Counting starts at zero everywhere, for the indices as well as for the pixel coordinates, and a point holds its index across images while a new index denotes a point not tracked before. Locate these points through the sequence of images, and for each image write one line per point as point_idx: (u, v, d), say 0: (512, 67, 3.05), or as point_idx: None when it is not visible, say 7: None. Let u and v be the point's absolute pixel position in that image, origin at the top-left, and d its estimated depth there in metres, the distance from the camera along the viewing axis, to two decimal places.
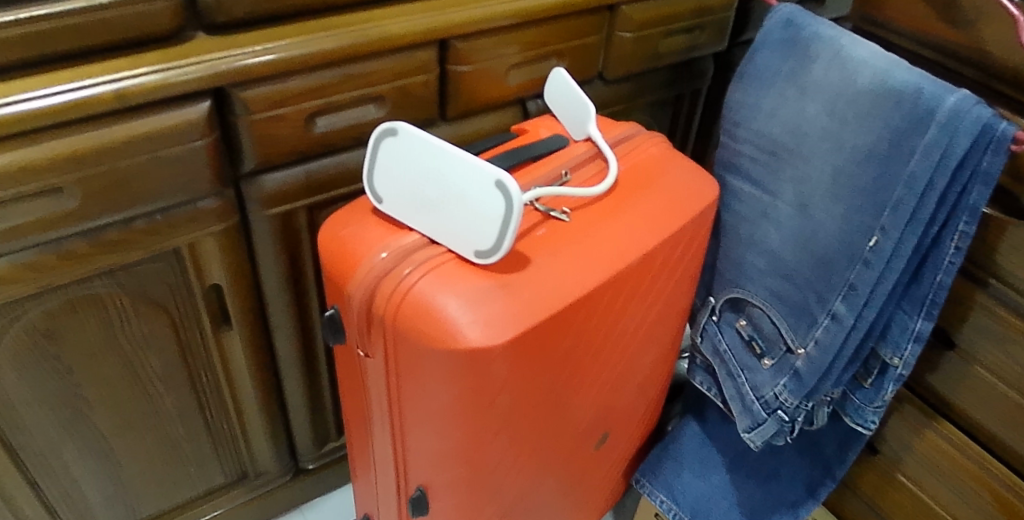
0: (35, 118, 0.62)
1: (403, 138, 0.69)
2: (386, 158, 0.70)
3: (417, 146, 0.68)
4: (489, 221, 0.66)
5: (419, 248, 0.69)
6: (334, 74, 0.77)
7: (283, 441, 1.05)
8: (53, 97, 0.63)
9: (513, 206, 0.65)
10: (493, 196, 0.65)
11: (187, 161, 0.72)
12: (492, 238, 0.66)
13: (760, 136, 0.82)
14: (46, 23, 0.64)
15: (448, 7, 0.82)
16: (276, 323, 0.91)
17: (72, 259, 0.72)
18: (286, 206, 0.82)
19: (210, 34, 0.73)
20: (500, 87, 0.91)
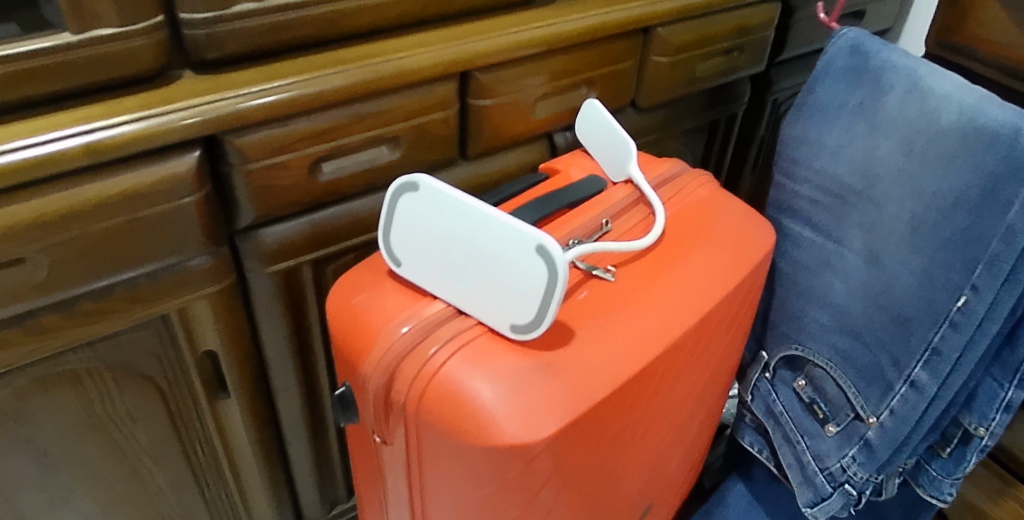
0: None
1: (423, 192, 0.59)
2: (404, 215, 0.61)
3: (440, 202, 0.59)
4: (529, 292, 0.57)
5: (444, 321, 0.60)
6: (342, 113, 0.68)
7: (288, 507, 0.95)
8: (12, 155, 0.53)
9: (557, 276, 0.56)
10: (533, 263, 0.56)
11: (174, 219, 0.63)
12: (533, 312, 0.57)
13: (823, 177, 0.73)
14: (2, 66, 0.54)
15: (467, 35, 0.73)
16: (278, 388, 0.81)
17: (43, 334, 0.62)
18: (287, 263, 0.73)
19: (199, 72, 0.64)
20: (525, 121, 0.82)
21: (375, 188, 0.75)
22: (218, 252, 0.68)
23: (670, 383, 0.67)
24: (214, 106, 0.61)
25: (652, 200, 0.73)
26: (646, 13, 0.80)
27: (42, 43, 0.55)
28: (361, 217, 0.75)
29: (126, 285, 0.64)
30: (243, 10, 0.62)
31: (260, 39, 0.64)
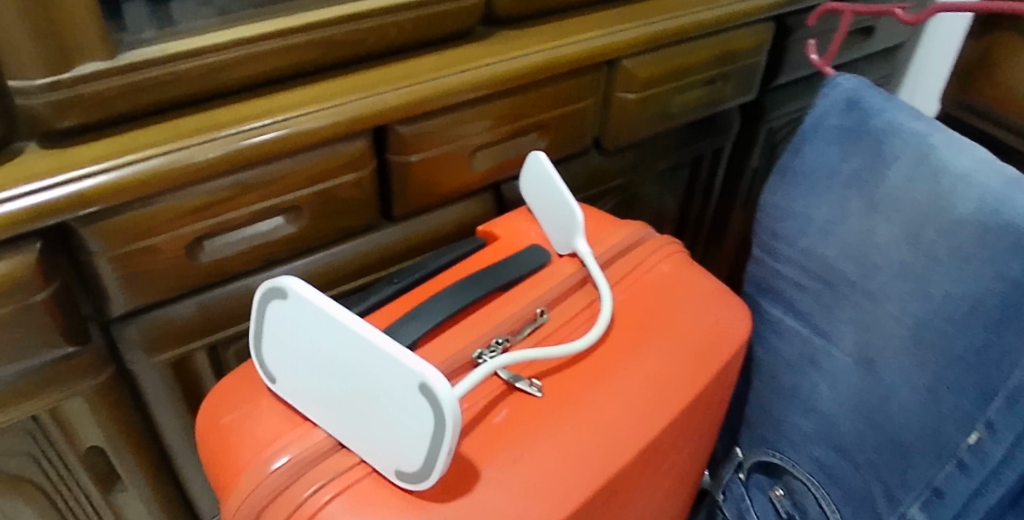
0: None
1: (291, 300, 0.48)
2: (276, 323, 0.50)
3: (309, 313, 0.48)
4: (415, 436, 0.46)
5: (321, 456, 0.49)
6: (220, 190, 0.57)
7: None
8: None
9: (444, 422, 0.44)
10: (417, 403, 0.45)
11: (19, 323, 0.53)
12: (419, 459, 0.46)
13: (810, 258, 0.60)
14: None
15: (381, 83, 0.61)
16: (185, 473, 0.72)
17: None
18: (175, 352, 0.63)
19: (44, 143, 0.53)
20: (462, 175, 0.70)
21: (279, 260, 0.66)
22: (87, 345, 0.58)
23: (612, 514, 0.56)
24: (51, 193, 0.50)
25: (599, 282, 0.62)
26: (607, 44, 0.67)
27: None
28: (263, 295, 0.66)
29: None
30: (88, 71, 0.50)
31: (116, 105, 0.53)
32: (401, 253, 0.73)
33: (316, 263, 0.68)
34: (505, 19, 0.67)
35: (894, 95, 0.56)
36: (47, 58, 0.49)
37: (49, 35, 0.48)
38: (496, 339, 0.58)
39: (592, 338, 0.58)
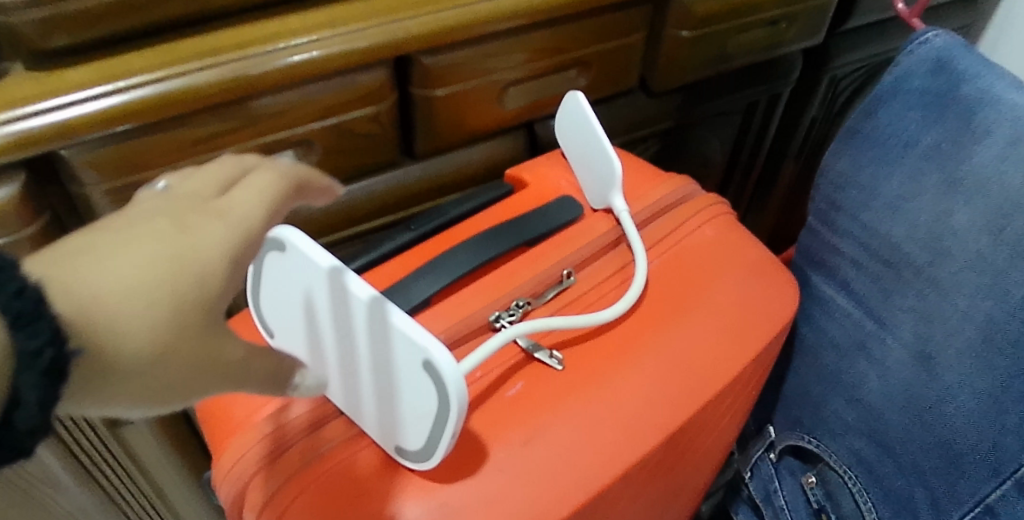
0: None
1: (289, 252, 0.44)
2: (272, 272, 0.46)
3: (306, 268, 0.43)
4: (418, 414, 0.42)
5: (320, 422, 0.47)
6: (223, 120, 0.53)
7: None
8: None
9: (450, 405, 0.41)
10: (420, 380, 0.41)
11: None
12: (422, 438, 0.43)
13: (871, 235, 0.54)
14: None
15: (401, 9, 0.54)
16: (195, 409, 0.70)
17: None
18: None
19: (30, 65, 0.48)
20: (491, 113, 0.63)
21: None
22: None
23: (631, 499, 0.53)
24: (38, 118, 0.46)
25: (634, 243, 0.56)
26: None
27: None
28: None
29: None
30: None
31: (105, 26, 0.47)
32: (421, 195, 0.67)
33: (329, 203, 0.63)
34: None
35: (991, 58, 0.50)
36: None
37: None
38: (517, 301, 0.53)
39: (620, 309, 0.53)
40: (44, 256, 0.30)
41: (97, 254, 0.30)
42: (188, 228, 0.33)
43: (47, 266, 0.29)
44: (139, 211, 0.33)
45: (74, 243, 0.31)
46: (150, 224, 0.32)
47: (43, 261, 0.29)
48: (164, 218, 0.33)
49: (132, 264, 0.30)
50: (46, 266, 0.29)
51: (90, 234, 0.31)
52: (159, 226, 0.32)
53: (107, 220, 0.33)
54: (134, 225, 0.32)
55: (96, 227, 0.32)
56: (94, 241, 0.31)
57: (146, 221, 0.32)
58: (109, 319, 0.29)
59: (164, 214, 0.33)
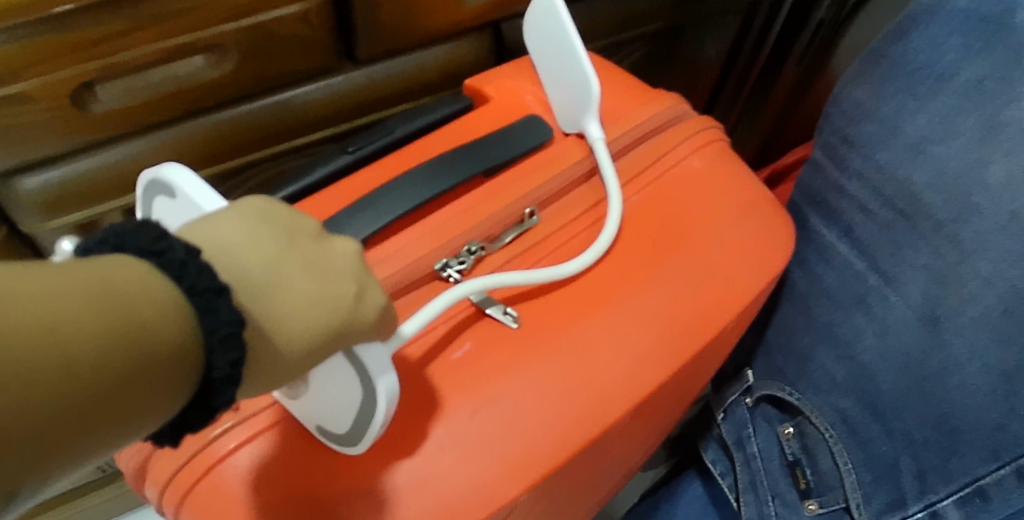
0: None
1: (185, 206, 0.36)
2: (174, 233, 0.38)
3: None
4: (334, 376, 0.37)
5: None
6: (144, 13, 0.43)
7: None
8: None
9: (357, 357, 0.34)
10: (349, 370, 0.36)
11: None
12: (347, 412, 0.37)
13: (885, 180, 0.51)
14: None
15: None
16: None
17: None
18: (70, 214, 0.51)
19: None
20: (446, 10, 0.53)
21: (210, 108, 0.52)
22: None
23: (591, 466, 0.48)
24: None
25: (609, 179, 0.48)
26: None
27: None
28: (188, 149, 0.52)
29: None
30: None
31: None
32: (365, 104, 0.58)
33: (255, 112, 0.53)
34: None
35: None
36: None
37: None
38: (468, 247, 0.46)
39: (587, 262, 0.45)
40: (250, 267, 0.29)
41: (296, 291, 0.30)
42: (369, 292, 0.33)
43: (250, 291, 0.29)
44: (339, 249, 0.33)
45: (269, 249, 0.30)
46: (349, 279, 0.32)
47: (246, 281, 0.29)
48: (356, 271, 0.33)
49: (314, 311, 0.31)
50: (250, 291, 0.29)
51: (293, 254, 0.31)
52: (351, 285, 0.32)
53: (304, 232, 0.32)
54: (331, 269, 0.32)
55: (296, 237, 0.32)
56: (296, 270, 0.31)
57: (339, 265, 0.33)
58: (266, 366, 0.30)
59: (347, 259, 0.33)
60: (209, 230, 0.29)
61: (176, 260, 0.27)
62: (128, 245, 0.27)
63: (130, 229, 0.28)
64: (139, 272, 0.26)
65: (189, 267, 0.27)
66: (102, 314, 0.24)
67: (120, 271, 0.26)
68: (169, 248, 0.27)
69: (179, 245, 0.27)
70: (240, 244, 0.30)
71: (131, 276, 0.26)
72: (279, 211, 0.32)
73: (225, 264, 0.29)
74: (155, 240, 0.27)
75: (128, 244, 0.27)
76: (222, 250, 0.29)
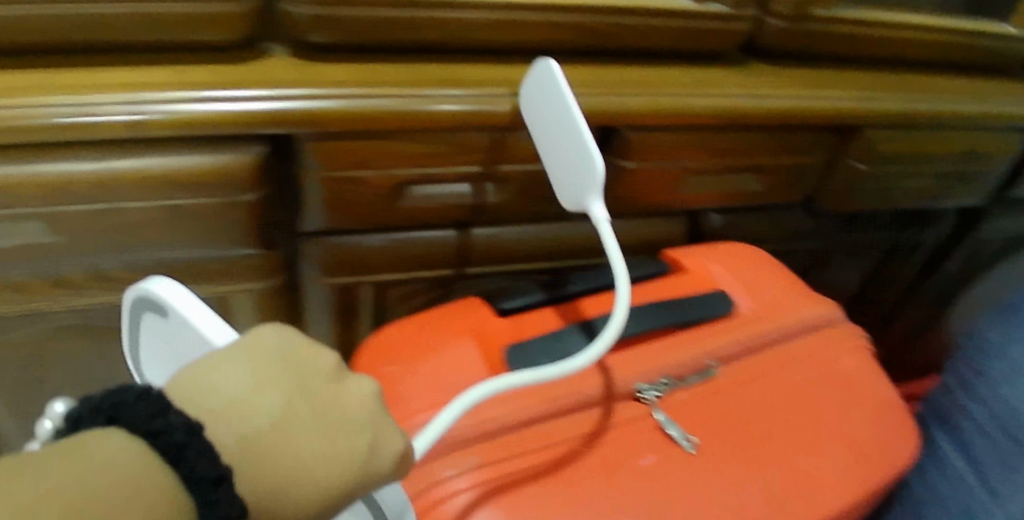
0: (18, 133, 0.46)
1: (174, 316, 0.42)
2: (167, 339, 0.45)
3: (192, 336, 0.41)
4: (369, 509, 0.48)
5: (454, 447, 0.50)
6: (464, 143, 0.57)
7: None
8: (55, 112, 0.46)
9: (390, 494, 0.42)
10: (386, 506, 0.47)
11: (219, 216, 0.53)
12: None
13: (1006, 412, 0.59)
14: (35, 6, 0.46)
15: (621, 84, 0.58)
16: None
17: (65, 285, 0.55)
18: (338, 278, 0.62)
19: (296, 55, 0.54)
20: (671, 192, 0.65)
21: (469, 223, 0.64)
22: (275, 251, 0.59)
23: None
24: (342, 101, 0.51)
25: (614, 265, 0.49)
26: (856, 109, 0.63)
27: None
28: (439, 249, 0.64)
29: (155, 267, 0.56)
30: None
31: (409, 32, 0.55)
32: (580, 249, 0.69)
33: (499, 234, 0.65)
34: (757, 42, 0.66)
35: None
36: None
37: None
38: (661, 379, 0.56)
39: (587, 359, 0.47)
40: (252, 423, 0.34)
41: (299, 454, 0.34)
42: (386, 439, 0.38)
43: (255, 452, 0.33)
44: (355, 391, 0.38)
45: (265, 406, 0.34)
46: (363, 427, 0.37)
47: (249, 443, 0.33)
48: (367, 418, 0.37)
49: (315, 470, 0.34)
50: (250, 455, 0.33)
51: (292, 409, 0.35)
52: (363, 437, 0.36)
53: (314, 376, 0.37)
54: (343, 417, 0.36)
55: (307, 386, 0.37)
56: (299, 424, 0.35)
57: (350, 410, 0.37)
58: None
59: (361, 402, 0.38)
60: (207, 380, 0.34)
61: (175, 443, 0.31)
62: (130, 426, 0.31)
63: (127, 399, 0.32)
64: (132, 451, 0.30)
65: (188, 450, 0.31)
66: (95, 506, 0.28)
67: (113, 454, 0.30)
68: (165, 429, 0.31)
69: (176, 423, 0.31)
70: (241, 398, 0.34)
71: (122, 459, 0.29)
72: (281, 356, 0.37)
73: (225, 424, 0.33)
74: (150, 419, 0.31)
75: (123, 418, 0.31)
76: (220, 406, 0.34)
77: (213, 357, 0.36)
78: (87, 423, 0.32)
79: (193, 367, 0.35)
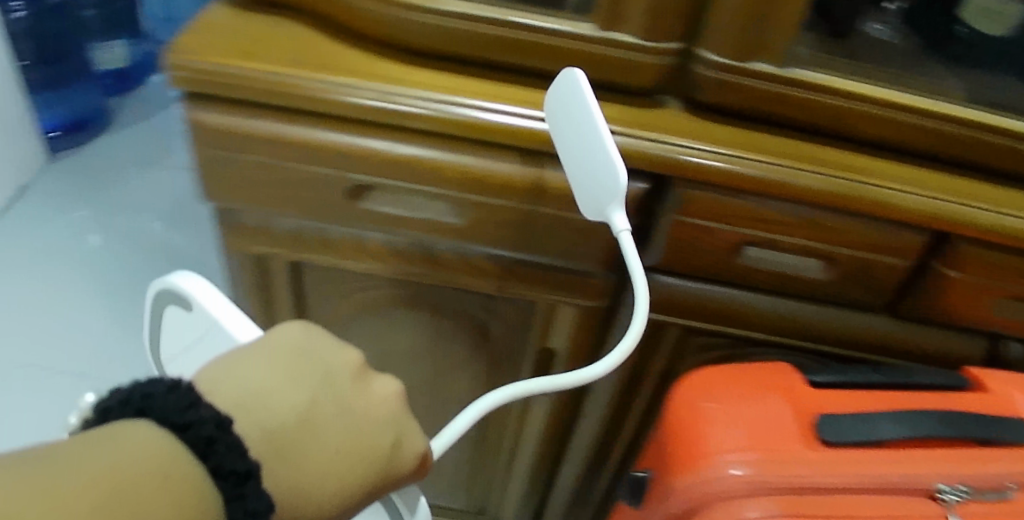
0: (468, 126, 0.54)
1: (196, 308, 0.47)
2: (190, 333, 0.50)
3: (217, 332, 0.46)
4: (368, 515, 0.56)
5: (757, 491, 0.54)
6: (808, 218, 0.59)
7: (533, 504, 0.90)
8: (499, 115, 0.54)
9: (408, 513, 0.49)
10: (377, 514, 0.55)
11: (585, 234, 0.59)
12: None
13: None
14: (499, 28, 0.55)
15: (972, 196, 0.59)
16: (582, 417, 0.76)
17: (439, 264, 0.62)
18: (660, 314, 0.66)
19: (685, 110, 0.60)
20: (989, 313, 0.64)
21: (789, 295, 0.66)
22: (613, 277, 0.62)
23: None
24: (715, 158, 0.57)
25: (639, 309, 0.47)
26: None
27: (569, 29, 0.55)
28: (749, 313, 0.66)
29: (516, 265, 0.62)
30: (805, 55, 0.58)
31: (792, 107, 0.59)
32: (887, 347, 0.69)
33: (817, 314, 0.66)
34: (1002, 168, 0.61)
35: None
36: (738, 43, 0.56)
37: (754, 36, 0.55)
38: (963, 488, 0.55)
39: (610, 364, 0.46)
40: (273, 419, 0.36)
41: (327, 443, 0.37)
42: (410, 437, 0.41)
43: (276, 445, 0.35)
44: (380, 390, 0.41)
45: (292, 403, 0.37)
46: (384, 430, 0.39)
47: (274, 437, 0.35)
48: (395, 417, 0.40)
49: (339, 469, 0.37)
50: (274, 450, 0.35)
51: (316, 404, 0.38)
52: (388, 433, 0.40)
53: (342, 373, 0.40)
54: (367, 418, 0.39)
55: (331, 385, 0.39)
56: (324, 420, 0.37)
57: (371, 408, 0.40)
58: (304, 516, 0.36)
59: (384, 402, 0.40)
60: (232, 375, 0.37)
61: (205, 436, 0.31)
62: (162, 419, 0.32)
63: (159, 389, 0.32)
64: (160, 445, 0.30)
65: (218, 443, 0.31)
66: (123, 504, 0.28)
67: (136, 449, 0.30)
68: (197, 422, 0.31)
69: (207, 417, 0.32)
70: (261, 393, 0.36)
71: (150, 450, 0.30)
72: (307, 348, 0.40)
73: (245, 419, 0.35)
74: (182, 410, 0.32)
75: (152, 410, 0.32)
76: (245, 402, 0.36)
77: (239, 353, 0.38)
78: (113, 413, 0.33)
79: (214, 364, 0.37)
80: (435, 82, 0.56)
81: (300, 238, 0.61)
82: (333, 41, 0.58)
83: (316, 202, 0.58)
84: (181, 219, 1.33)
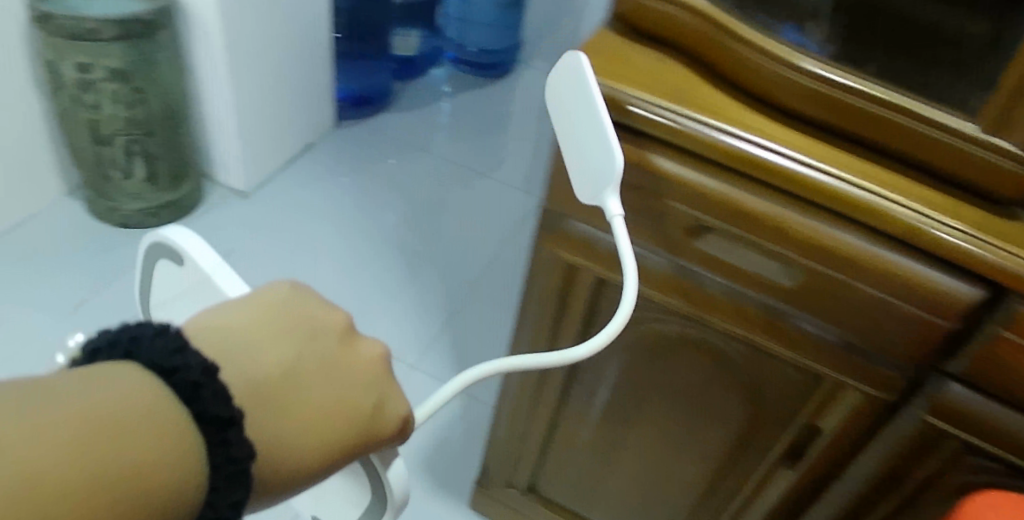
0: (817, 193, 0.54)
1: (189, 265, 0.52)
2: (183, 288, 0.55)
3: (206, 287, 0.51)
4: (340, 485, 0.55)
5: None
6: None
7: None
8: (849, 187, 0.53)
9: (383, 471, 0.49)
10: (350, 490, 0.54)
11: (897, 324, 0.58)
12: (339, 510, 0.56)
13: None
14: (878, 107, 0.55)
15: None
16: (823, 499, 0.74)
17: (742, 318, 0.63)
18: (943, 426, 0.59)
19: None
20: None
21: None
22: (909, 375, 0.61)
23: None
24: None
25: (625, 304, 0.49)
26: None
27: (947, 122, 0.53)
28: None
29: (815, 336, 0.62)
30: None
31: None
32: None
33: None
34: None
35: None
36: None
37: None
38: None
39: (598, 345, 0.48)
40: (256, 366, 0.41)
41: (314, 401, 0.42)
42: (394, 401, 0.45)
43: (269, 398, 0.40)
44: (367, 352, 0.46)
45: (275, 354, 0.42)
46: (367, 390, 0.44)
47: (266, 387, 0.41)
48: (375, 380, 0.45)
49: (315, 427, 0.41)
50: (265, 400, 0.40)
51: (299, 359, 0.43)
52: (372, 395, 0.44)
53: (330, 331, 0.45)
54: (352, 382, 0.44)
55: (322, 341, 0.44)
56: (311, 378, 0.42)
57: (353, 366, 0.45)
58: (290, 470, 0.40)
59: (371, 361, 0.46)
60: (228, 327, 0.42)
61: (191, 380, 0.34)
62: (149, 361, 0.35)
63: (148, 333, 0.36)
64: (149, 389, 0.34)
65: (204, 389, 0.34)
66: (109, 440, 0.31)
67: (127, 396, 0.33)
68: (183, 367, 0.35)
69: (194, 364, 0.35)
70: (252, 345, 0.42)
71: (140, 394, 0.33)
72: (297, 310, 0.45)
73: (235, 369, 0.40)
74: (171, 355, 0.35)
75: (141, 351, 0.35)
76: (234, 349, 0.41)
77: (235, 307, 0.44)
78: (101, 352, 0.36)
79: (208, 313, 0.43)
80: (808, 148, 0.56)
81: (608, 255, 0.62)
82: (710, 88, 0.60)
83: (652, 228, 0.61)
84: (440, 207, 1.47)
